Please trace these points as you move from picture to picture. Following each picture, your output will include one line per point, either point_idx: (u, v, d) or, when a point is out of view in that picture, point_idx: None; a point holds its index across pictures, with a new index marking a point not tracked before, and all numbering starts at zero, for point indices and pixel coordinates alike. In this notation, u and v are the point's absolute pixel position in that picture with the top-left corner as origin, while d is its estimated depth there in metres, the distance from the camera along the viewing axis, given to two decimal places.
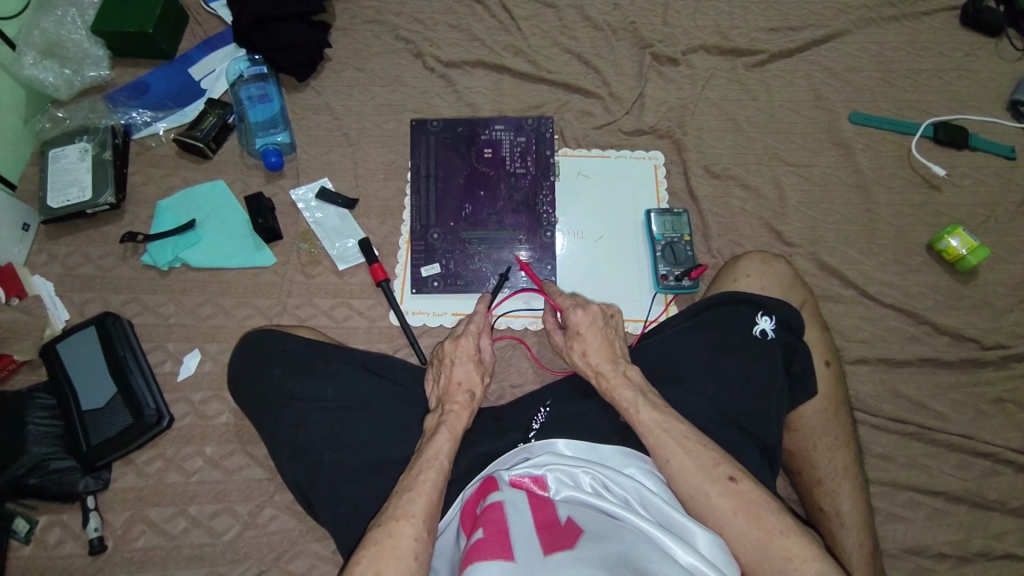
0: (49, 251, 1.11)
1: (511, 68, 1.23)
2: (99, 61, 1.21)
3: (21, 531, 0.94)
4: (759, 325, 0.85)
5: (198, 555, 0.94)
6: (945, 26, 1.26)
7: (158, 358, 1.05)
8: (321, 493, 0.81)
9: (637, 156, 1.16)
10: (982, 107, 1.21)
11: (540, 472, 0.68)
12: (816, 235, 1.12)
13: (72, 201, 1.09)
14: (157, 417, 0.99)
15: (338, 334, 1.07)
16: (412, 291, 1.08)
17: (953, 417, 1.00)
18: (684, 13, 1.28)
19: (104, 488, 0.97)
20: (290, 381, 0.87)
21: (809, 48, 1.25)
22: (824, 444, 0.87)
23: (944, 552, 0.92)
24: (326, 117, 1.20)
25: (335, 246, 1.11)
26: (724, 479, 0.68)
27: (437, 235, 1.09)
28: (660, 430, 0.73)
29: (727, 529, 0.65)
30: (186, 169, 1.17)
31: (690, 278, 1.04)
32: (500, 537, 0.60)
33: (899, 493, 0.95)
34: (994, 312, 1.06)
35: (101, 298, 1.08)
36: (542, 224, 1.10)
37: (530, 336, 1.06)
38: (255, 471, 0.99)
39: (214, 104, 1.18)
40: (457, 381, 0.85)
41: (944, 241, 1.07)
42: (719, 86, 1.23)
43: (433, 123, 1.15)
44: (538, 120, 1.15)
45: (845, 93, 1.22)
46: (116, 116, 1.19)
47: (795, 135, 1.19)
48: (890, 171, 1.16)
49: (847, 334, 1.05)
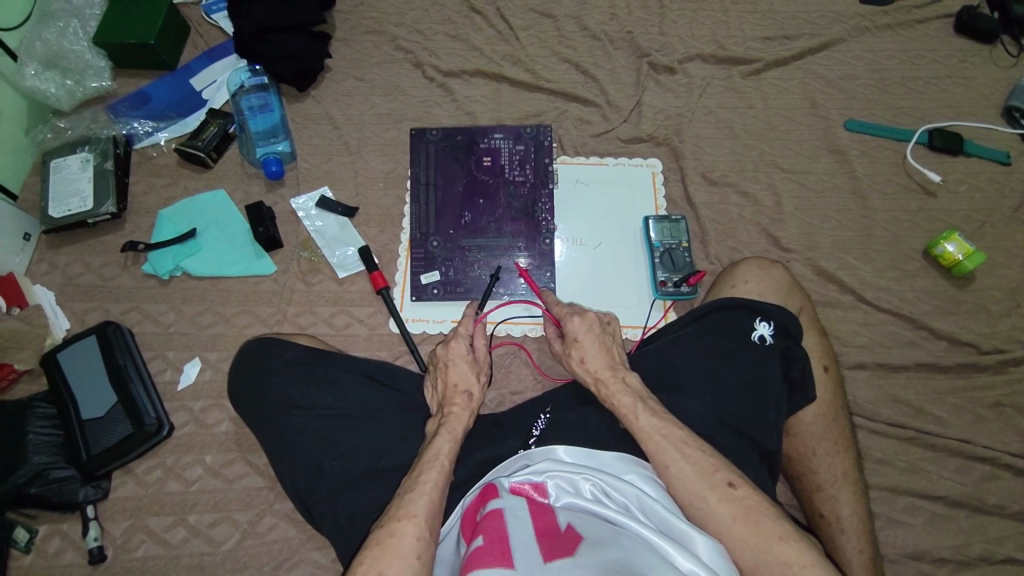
0: (50, 261, 1.11)
1: (510, 77, 1.24)
2: (101, 72, 1.21)
3: (22, 541, 0.94)
4: (757, 331, 0.86)
5: (198, 564, 0.94)
6: (938, 34, 1.28)
7: (159, 367, 1.06)
8: (322, 501, 0.81)
9: (635, 164, 1.17)
10: (977, 113, 1.22)
11: (540, 479, 0.68)
12: (813, 241, 1.12)
13: (74, 210, 1.10)
14: (158, 426, 0.99)
15: (339, 342, 1.07)
16: (413, 298, 1.08)
17: (952, 421, 1.00)
18: (681, 22, 1.29)
19: (104, 497, 0.97)
20: (291, 389, 0.88)
21: (805, 56, 1.27)
22: (823, 449, 0.87)
23: (945, 557, 0.92)
24: (326, 126, 1.21)
25: (336, 254, 1.12)
26: (724, 485, 0.68)
27: (437, 243, 1.10)
28: (660, 433, 0.73)
29: (727, 536, 0.65)
30: (187, 179, 1.18)
31: (689, 284, 1.05)
32: (500, 544, 0.60)
33: (899, 498, 0.96)
34: (991, 317, 1.07)
35: (102, 308, 1.09)
36: (542, 231, 1.11)
37: (531, 343, 1.07)
38: (255, 480, 0.99)
39: (215, 114, 1.20)
40: (453, 384, 0.85)
41: (940, 247, 1.08)
42: (716, 94, 1.24)
43: (432, 132, 1.16)
44: (536, 128, 1.16)
45: (840, 101, 1.23)
46: (117, 127, 1.20)
47: (792, 142, 1.20)
48: (886, 178, 1.17)
49: (845, 339, 1.06)
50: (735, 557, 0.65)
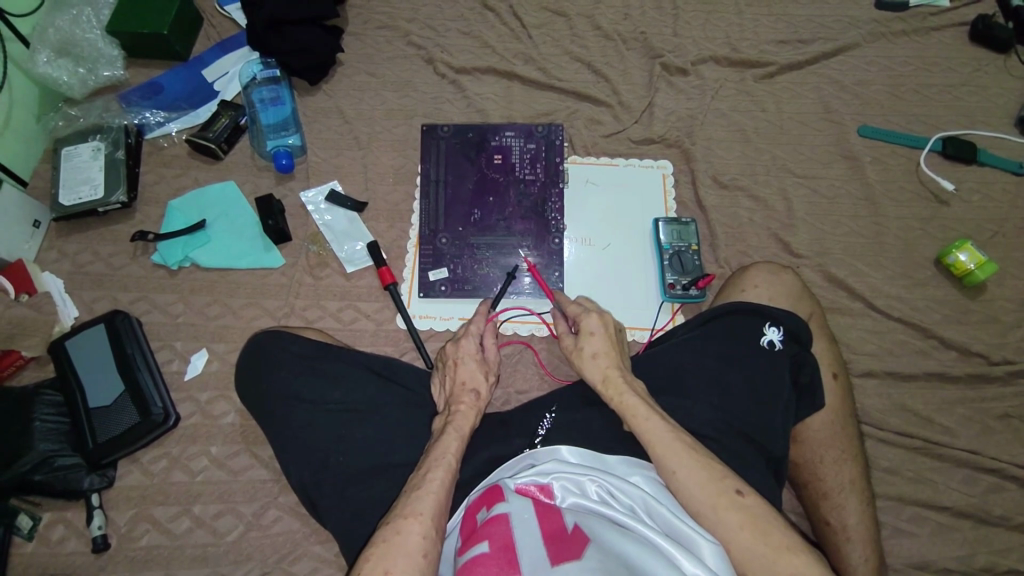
0: (59, 248, 1.12)
1: (522, 75, 1.24)
2: (113, 61, 1.21)
3: (25, 528, 0.95)
4: (767, 336, 0.85)
5: (201, 555, 0.95)
6: (953, 42, 1.27)
7: (166, 357, 1.06)
8: (327, 497, 0.81)
9: (645, 165, 1.17)
10: (990, 122, 1.21)
11: (545, 480, 0.69)
12: (823, 247, 1.12)
13: (84, 199, 1.10)
14: (164, 416, 0.99)
15: (345, 336, 1.07)
16: (419, 295, 1.08)
17: (959, 432, 1.00)
18: (695, 24, 1.29)
19: (109, 486, 0.98)
20: (297, 383, 0.88)
21: (819, 60, 1.26)
22: (830, 457, 0.87)
23: (949, 567, 0.91)
24: (337, 121, 1.21)
25: (344, 249, 1.12)
26: (687, 442, 0.71)
27: (446, 240, 1.10)
28: (700, 501, 0.66)
29: (683, 487, 0.67)
30: (198, 170, 1.18)
31: (697, 287, 1.04)
32: (505, 552, 0.61)
33: (904, 507, 0.95)
34: (1001, 328, 1.06)
35: (110, 297, 1.09)
36: (551, 230, 1.10)
37: (538, 342, 1.07)
38: (260, 472, 1.00)
39: (226, 105, 1.20)
40: (462, 381, 0.86)
41: (952, 256, 1.07)
42: (729, 96, 1.23)
43: (444, 128, 1.16)
44: (548, 127, 1.15)
45: (854, 106, 1.22)
46: (129, 116, 1.20)
47: (804, 147, 1.19)
48: (899, 185, 1.17)
49: (854, 347, 1.05)
50: (730, 557, 0.64)
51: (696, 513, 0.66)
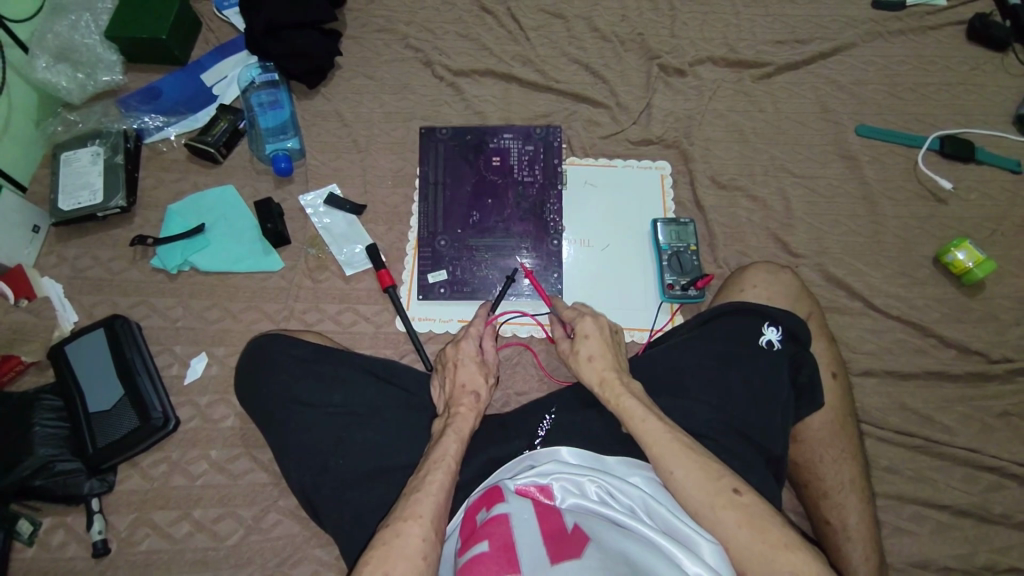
0: (58, 253, 1.12)
1: (520, 77, 1.24)
2: (112, 66, 1.22)
3: (25, 533, 0.94)
4: (765, 336, 0.85)
5: (201, 559, 0.94)
6: (950, 40, 1.27)
7: (165, 361, 1.06)
8: (326, 500, 0.81)
9: (643, 166, 1.17)
10: (988, 120, 1.21)
11: (545, 481, 0.69)
12: (822, 247, 1.12)
13: (84, 204, 1.11)
14: (164, 420, 0.99)
15: (344, 339, 1.07)
16: (418, 297, 1.08)
17: (959, 431, 1.00)
18: (692, 25, 1.29)
19: (109, 490, 0.98)
20: (296, 386, 0.88)
21: (817, 60, 1.26)
22: (830, 457, 0.87)
23: (950, 565, 0.91)
24: (335, 124, 1.21)
25: (343, 251, 1.12)
26: (686, 441, 0.71)
27: (445, 242, 1.10)
28: (699, 500, 0.66)
29: (682, 487, 0.67)
30: (197, 173, 1.18)
31: (696, 287, 1.04)
32: (505, 552, 0.60)
33: (904, 506, 0.95)
34: (1000, 326, 1.06)
35: (110, 301, 1.09)
36: (550, 232, 1.10)
37: (537, 344, 1.07)
38: (260, 476, 1.00)
39: (225, 109, 1.20)
40: (462, 384, 0.86)
41: (950, 254, 1.07)
42: (726, 97, 1.23)
43: (442, 131, 1.16)
44: (547, 129, 1.15)
45: (852, 105, 1.23)
46: (128, 121, 1.21)
47: (802, 147, 1.20)
48: (898, 184, 1.17)
49: (853, 346, 1.05)
50: (730, 556, 0.63)
51: (696, 513, 0.66)
